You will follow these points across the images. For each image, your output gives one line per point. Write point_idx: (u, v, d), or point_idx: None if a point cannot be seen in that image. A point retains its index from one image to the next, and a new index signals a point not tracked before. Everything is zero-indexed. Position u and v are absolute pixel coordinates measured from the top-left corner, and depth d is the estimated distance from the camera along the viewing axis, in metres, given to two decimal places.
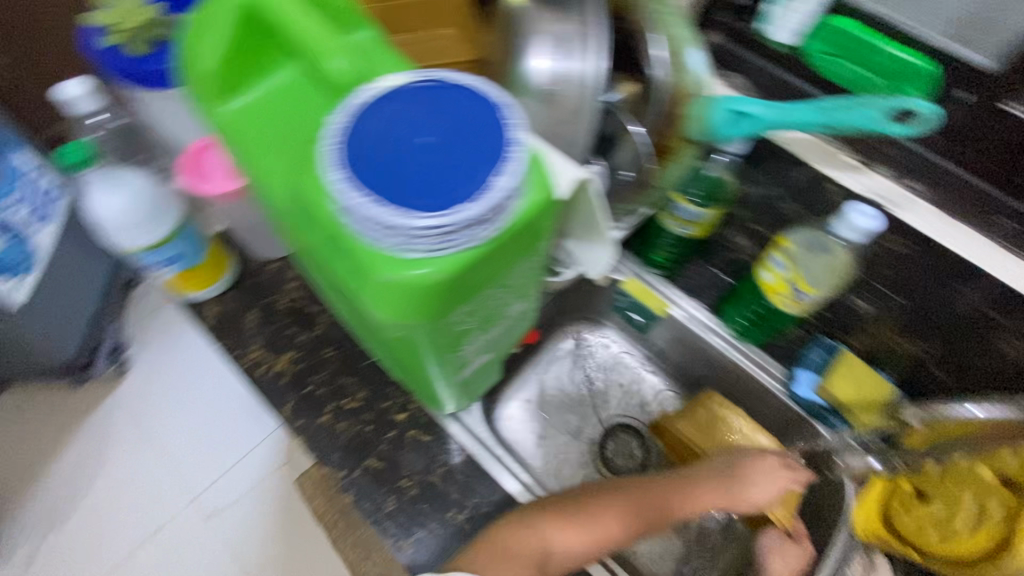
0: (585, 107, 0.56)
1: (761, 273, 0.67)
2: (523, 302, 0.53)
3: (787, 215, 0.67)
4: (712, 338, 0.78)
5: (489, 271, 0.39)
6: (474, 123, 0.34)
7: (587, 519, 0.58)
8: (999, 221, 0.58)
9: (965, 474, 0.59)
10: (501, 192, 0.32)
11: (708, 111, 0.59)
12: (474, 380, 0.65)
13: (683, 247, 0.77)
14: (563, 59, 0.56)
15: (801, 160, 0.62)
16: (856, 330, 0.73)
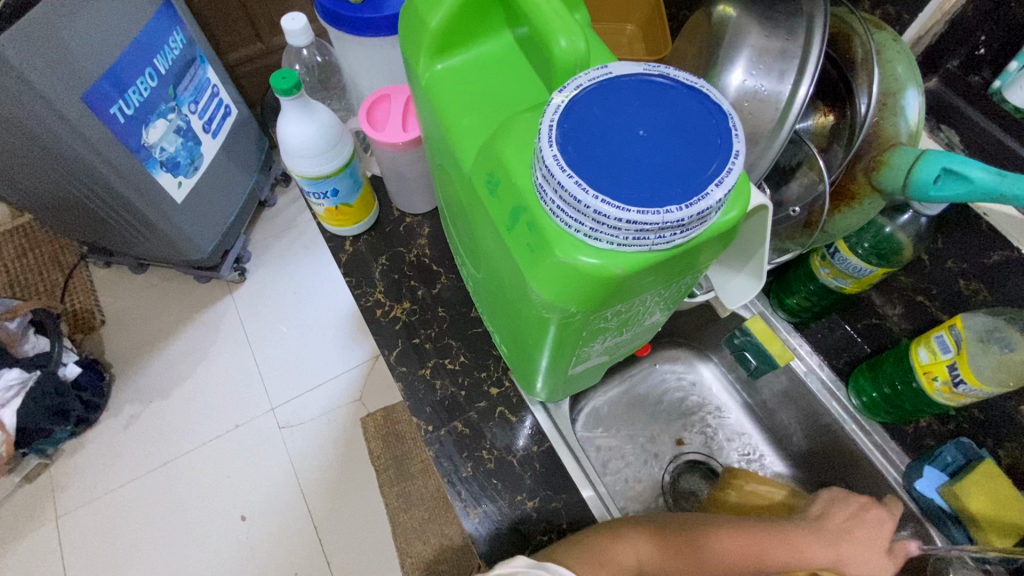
0: (770, 136, 0.53)
1: (918, 353, 0.63)
2: (661, 317, 0.52)
3: (963, 292, 0.61)
4: (832, 403, 0.72)
5: (656, 278, 0.38)
6: (691, 128, 0.33)
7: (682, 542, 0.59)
8: None
9: None
10: (710, 203, 0.31)
11: (910, 162, 0.51)
12: (578, 377, 0.65)
13: (825, 299, 0.72)
14: (762, 78, 0.53)
15: (1002, 238, 0.54)
16: (1011, 441, 0.64)
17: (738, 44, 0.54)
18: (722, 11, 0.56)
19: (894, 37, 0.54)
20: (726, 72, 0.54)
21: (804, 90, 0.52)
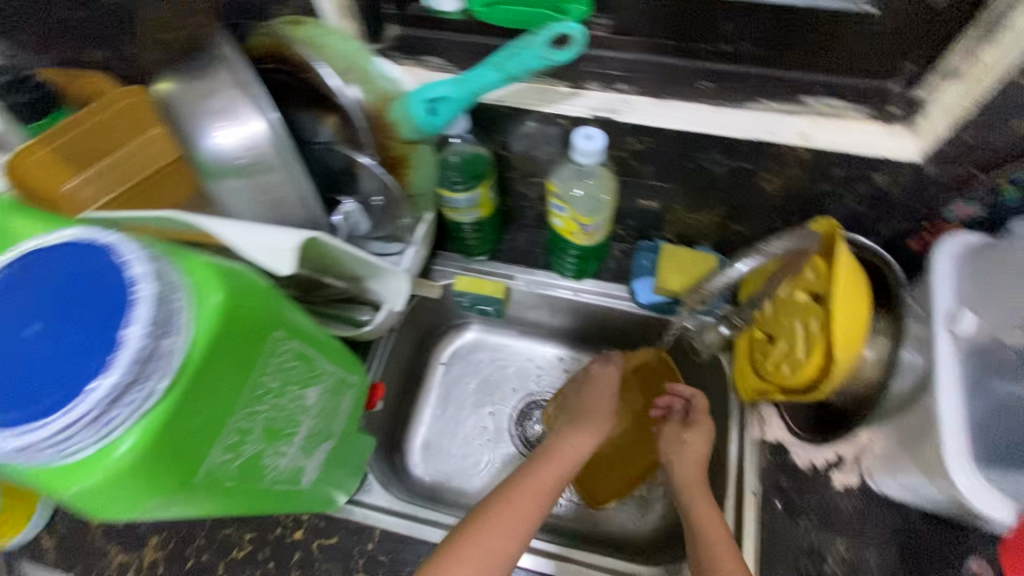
0: (285, 166, 0.53)
1: (554, 221, 0.69)
2: (324, 387, 0.50)
3: (548, 157, 0.69)
4: (557, 290, 0.82)
5: (214, 406, 0.35)
6: (91, 285, 0.31)
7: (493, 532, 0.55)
8: (704, 83, 0.59)
9: (790, 305, 0.63)
10: (140, 342, 0.29)
11: (404, 112, 0.55)
12: (341, 466, 0.61)
13: (486, 227, 0.77)
14: (229, 125, 0.50)
15: (525, 110, 0.62)
16: (664, 224, 0.76)
17: (185, 113, 0.50)
18: (158, 91, 0.51)
19: (316, 23, 0.57)
20: (199, 142, 0.51)
21: (273, 113, 0.51)
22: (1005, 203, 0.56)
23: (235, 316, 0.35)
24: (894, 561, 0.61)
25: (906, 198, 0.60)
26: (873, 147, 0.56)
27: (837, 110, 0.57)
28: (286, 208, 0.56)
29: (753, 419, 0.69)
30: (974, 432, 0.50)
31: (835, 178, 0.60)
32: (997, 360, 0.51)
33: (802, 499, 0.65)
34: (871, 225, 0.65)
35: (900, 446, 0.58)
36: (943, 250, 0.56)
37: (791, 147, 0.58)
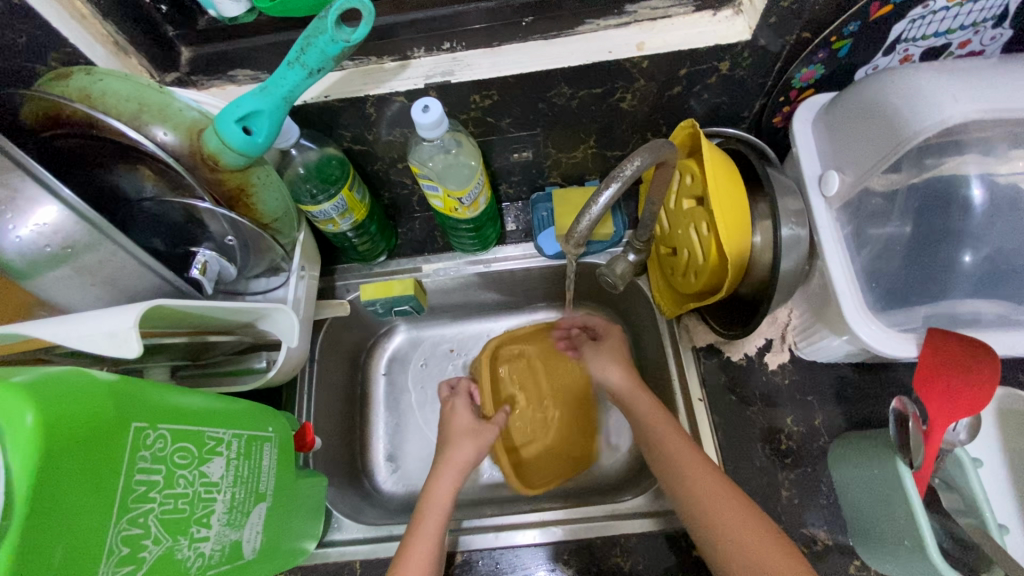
0: (107, 238, 0.47)
1: (433, 203, 0.65)
2: (231, 453, 0.46)
3: (403, 139, 0.65)
4: (468, 268, 0.79)
5: (75, 530, 0.32)
6: None
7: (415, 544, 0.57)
8: (529, 20, 0.56)
9: (680, 214, 0.63)
10: None
11: (219, 141, 0.50)
12: (294, 518, 0.58)
13: (371, 229, 0.73)
14: (21, 216, 0.44)
15: (353, 99, 0.57)
16: (546, 170, 0.74)
17: None
18: None
19: (87, 69, 0.49)
20: None
21: (68, 188, 0.45)
22: (841, 57, 0.57)
23: (58, 430, 0.31)
24: (838, 417, 0.64)
25: (754, 78, 0.60)
26: (706, 38, 0.55)
27: (664, 11, 0.56)
28: (131, 280, 0.50)
29: (681, 332, 0.71)
30: (868, 281, 0.52)
31: (683, 78, 0.59)
32: (864, 211, 0.52)
33: (745, 390, 0.67)
34: (733, 112, 0.66)
35: (812, 313, 0.60)
36: (801, 120, 0.58)
37: (631, 59, 0.56)
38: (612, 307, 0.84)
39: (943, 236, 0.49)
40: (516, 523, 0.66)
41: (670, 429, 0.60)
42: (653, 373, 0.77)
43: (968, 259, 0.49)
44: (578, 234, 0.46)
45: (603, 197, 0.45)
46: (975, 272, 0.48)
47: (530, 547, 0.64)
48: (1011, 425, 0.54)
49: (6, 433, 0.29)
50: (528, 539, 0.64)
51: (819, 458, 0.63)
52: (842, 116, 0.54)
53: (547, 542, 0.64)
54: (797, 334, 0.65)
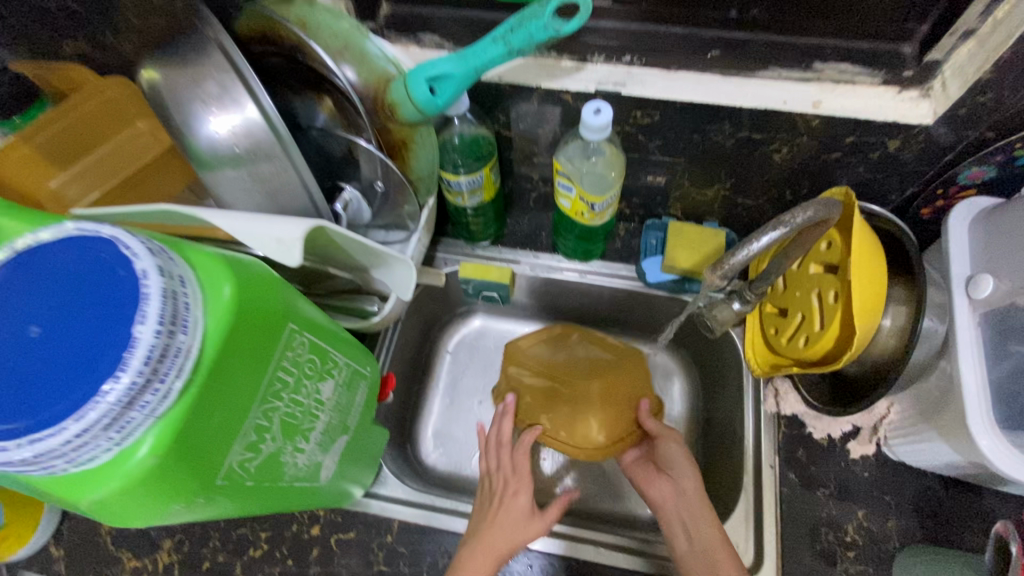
0: (284, 151, 0.50)
1: (561, 202, 0.67)
2: (339, 379, 0.48)
3: (551, 135, 0.67)
4: (563, 272, 0.80)
5: (230, 404, 0.33)
6: (89, 277, 0.28)
7: (479, 550, 0.59)
8: (715, 52, 0.57)
9: (802, 277, 0.62)
10: (151, 340, 0.27)
11: (404, 92, 0.53)
12: (356, 460, 0.60)
13: (488, 212, 0.75)
14: (222, 112, 0.48)
15: (524, 87, 0.59)
16: (670, 201, 0.75)
17: (176, 103, 0.49)
18: (148, 79, 0.49)
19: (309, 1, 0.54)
20: (193, 132, 0.49)
21: (266, 97, 0.49)
22: (1017, 165, 0.56)
23: (244, 308, 0.33)
24: (914, 526, 0.61)
25: (919, 163, 0.59)
26: (885, 113, 0.54)
27: (850, 76, 0.55)
28: (289, 197, 0.53)
29: (768, 393, 0.69)
30: (1001, 396, 0.50)
31: (846, 145, 0.59)
32: (1017, 326, 0.50)
33: (818, 471, 0.65)
34: (882, 192, 0.64)
35: (920, 413, 0.58)
36: (956, 218, 0.57)
37: (804, 114, 0.56)
38: (691, 351, 0.83)
39: None
40: (520, 521, 0.66)
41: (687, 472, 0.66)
42: (721, 427, 0.75)
43: None
44: (726, 268, 0.46)
45: (764, 237, 0.45)
46: None
47: (529, 552, 0.63)
48: None
49: (207, 297, 0.32)
50: (528, 542, 0.64)
51: (886, 562, 0.60)
52: (1008, 223, 0.52)
53: (545, 551, 0.63)
54: (891, 430, 0.63)
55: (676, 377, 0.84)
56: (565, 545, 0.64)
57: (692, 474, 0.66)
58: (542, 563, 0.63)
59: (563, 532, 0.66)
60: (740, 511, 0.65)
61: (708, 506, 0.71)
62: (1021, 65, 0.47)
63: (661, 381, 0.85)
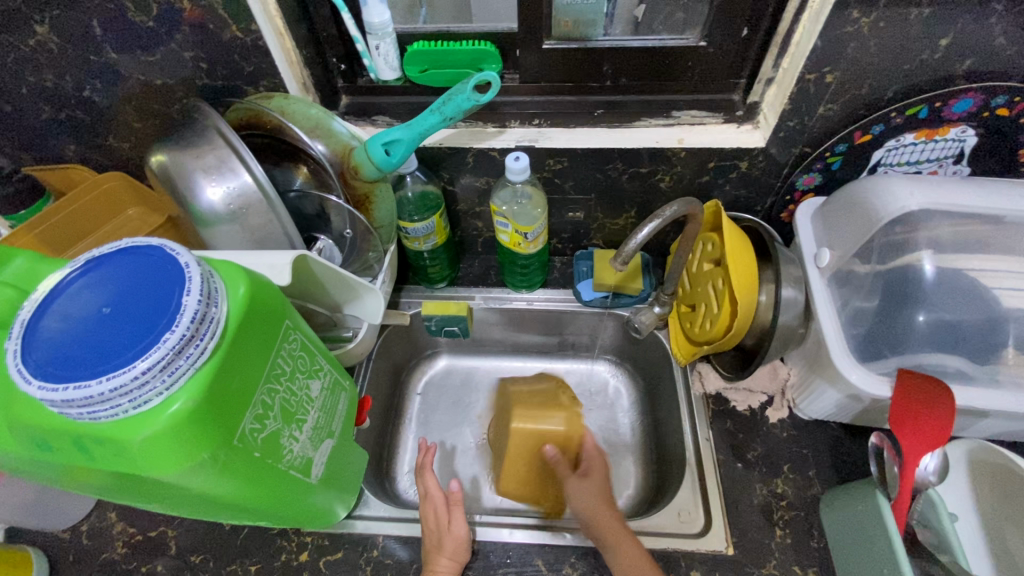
0: (270, 206, 0.63)
1: (501, 237, 0.81)
2: (324, 382, 0.57)
3: (486, 186, 0.82)
4: (512, 302, 0.93)
5: (245, 374, 0.43)
6: (148, 274, 0.38)
7: (435, 552, 0.65)
8: (600, 111, 0.76)
9: (701, 274, 0.77)
10: (194, 307, 0.37)
11: (365, 155, 0.67)
12: (342, 476, 0.66)
13: (442, 256, 0.88)
14: (221, 181, 0.61)
15: (460, 148, 0.75)
16: (592, 232, 0.90)
17: (182, 176, 0.61)
18: (159, 163, 0.62)
19: (285, 96, 0.69)
20: (196, 198, 0.61)
21: (256, 166, 0.62)
22: (834, 170, 0.75)
23: (256, 299, 0.44)
24: (830, 470, 0.72)
25: (767, 177, 0.77)
26: (730, 141, 0.72)
27: (702, 119, 0.74)
28: (274, 244, 0.65)
29: (695, 377, 0.81)
30: (855, 337, 0.64)
31: (711, 170, 0.76)
32: (854, 282, 0.66)
33: (745, 437, 0.75)
34: (750, 204, 0.82)
35: (809, 368, 0.71)
36: (802, 214, 0.74)
37: (673, 148, 0.73)
38: (632, 361, 0.95)
39: (903, 300, 0.63)
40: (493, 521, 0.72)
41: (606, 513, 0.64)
42: (665, 419, 0.85)
43: (922, 318, 0.62)
44: (623, 253, 0.60)
45: (645, 229, 0.60)
46: (929, 328, 0.62)
47: (507, 545, 0.69)
48: (988, 475, 0.63)
49: (229, 288, 0.42)
50: (505, 535, 0.69)
51: (812, 505, 0.70)
52: (833, 210, 0.69)
53: (523, 542, 0.69)
54: (796, 391, 0.75)
55: (624, 386, 0.95)
56: (539, 534, 0.70)
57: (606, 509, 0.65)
58: (519, 553, 0.69)
59: (532, 524, 0.72)
60: (687, 484, 0.74)
61: (664, 489, 0.79)
62: (806, 97, 0.66)
63: (611, 392, 0.95)
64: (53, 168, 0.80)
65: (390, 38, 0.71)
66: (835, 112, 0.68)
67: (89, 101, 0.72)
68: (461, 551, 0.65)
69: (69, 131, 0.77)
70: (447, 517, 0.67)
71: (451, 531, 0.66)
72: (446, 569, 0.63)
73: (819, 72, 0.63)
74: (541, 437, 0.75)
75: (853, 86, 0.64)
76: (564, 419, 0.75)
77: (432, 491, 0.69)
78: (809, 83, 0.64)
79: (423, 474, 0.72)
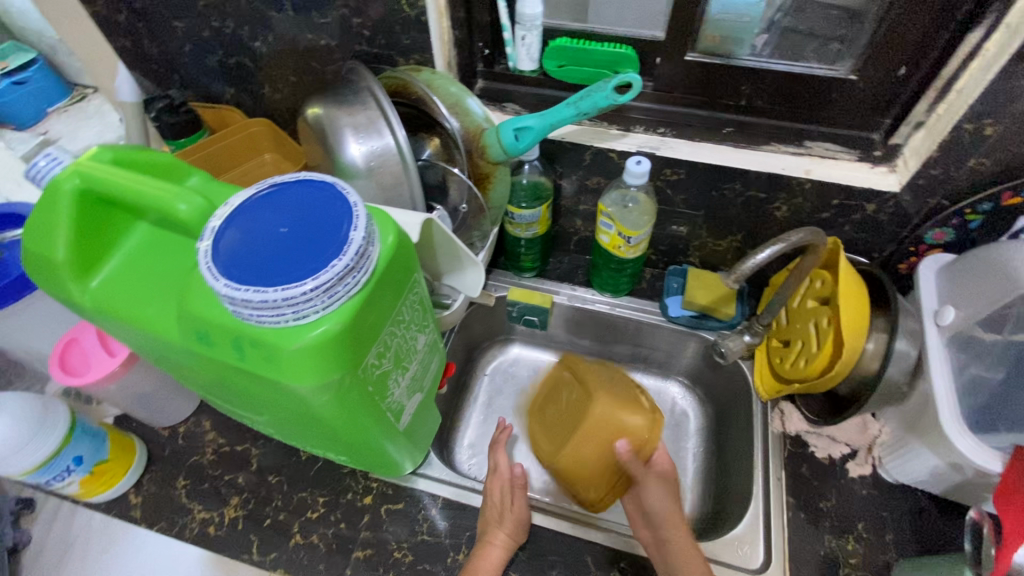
0: (404, 169, 0.67)
1: (602, 238, 0.83)
2: (427, 339, 0.60)
3: (597, 186, 0.83)
4: (595, 304, 0.93)
5: (379, 312, 0.46)
6: (322, 206, 0.43)
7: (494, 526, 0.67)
8: (728, 130, 0.75)
9: (803, 311, 0.75)
10: (359, 242, 0.40)
11: (496, 137, 0.70)
12: (418, 433, 0.69)
13: (538, 246, 0.90)
14: (367, 139, 0.66)
15: (581, 145, 0.77)
16: (690, 250, 0.89)
17: (333, 129, 0.67)
18: (315, 115, 0.68)
19: (433, 71, 0.73)
20: (342, 151, 0.67)
21: (400, 131, 0.67)
22: (971, 228, 0.71)
23: (400, 247, 0.47)
24: (910, 539, 0.68)
25: (892, 225, 0.74)
26: (861, 181, 0.70)
27: (834, 153, 0.72)
28: (398, 205, 0.70)
29: (775, 414, 0.78)
30: (967, 405, 0.61)
31: (834, 207, 0.74)
32: (976, 349, 0.62)
33: (821, 485, 0.72)
34: (866, 249, 0.79)
35: (907, 428, 0.68)
36: (925, 267, 0.71)
37: (799, 179, 0.72)
38: (706, 386, 0.93)
39: None
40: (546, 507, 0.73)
41: (678, 524, 0.65)
42: (733, 450, 0.83)
43: None
44: (738, 271, 0.59)
45: (766, 251, 0.59)
46: None
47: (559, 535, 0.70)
48: None
49: (381, 233, 0.46)
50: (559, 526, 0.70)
51: (885, 570, 0.66)
52: (964, 269, 0.66)
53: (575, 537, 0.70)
54: (885, 450, 0.72)
55: (692, 410, 0.94)
56: (592, 532, 0.70)
57: (676, 517, 0.66)
58: (570, 546, 0.69)
59: (585, 519, 0.72)
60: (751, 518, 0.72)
61: (723, 519, 0.77)
62: (959, 147, 0.63)
63: (678, 412, 0.94)
64: (215, 108, 0.90)
65: (537, 30, 0.74)
66: (986, 167, 0.64)
67: (257, 51, 0.80)
68: (516, 532, 0.67)
69: (233, 75, 0.86)
70: (511, 495, 0.70)
71: (512, 508, 0.69)
72: (502, 544, 0.65)
73: (980, 122, 0.60)
74: (619, 431, 0.72)
75: (1015, 142, 0.61)
76: (645, 420, 0.73)
77: (502, 468, 0.73)
78: (966, 132, 0.61)
79: (497, 449, 0.76)
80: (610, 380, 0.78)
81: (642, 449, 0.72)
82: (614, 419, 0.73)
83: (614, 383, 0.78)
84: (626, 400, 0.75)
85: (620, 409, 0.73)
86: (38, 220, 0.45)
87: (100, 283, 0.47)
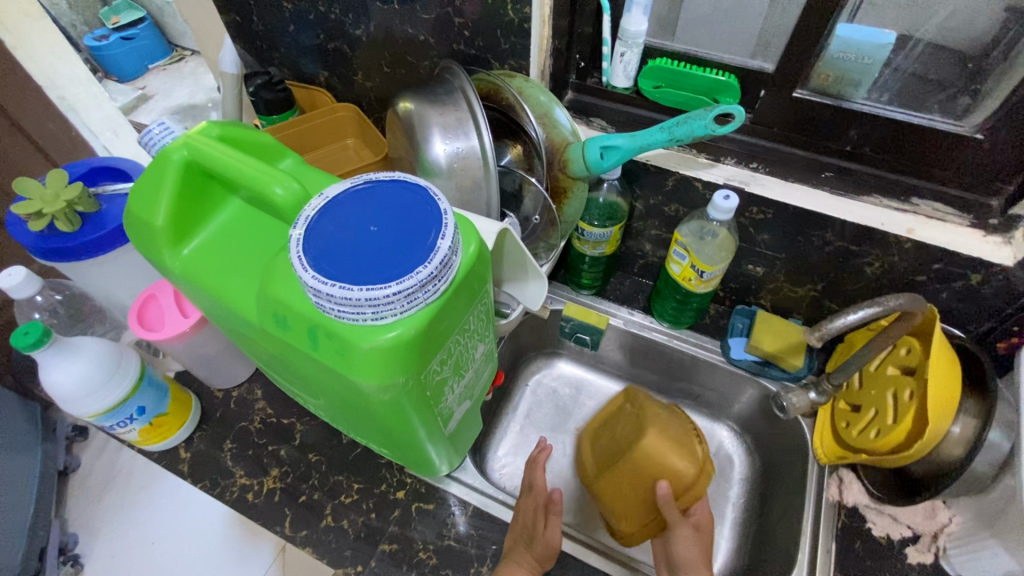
0: (485, 174, 0.67)
1: (672, 267, 0.80)
2: (486, 347, 0.60)
3: (674, 213, 0.80)
4: (651, 332, 0.90)
5: (451, 319, 0.46)
6: (413, 209, 0.42)
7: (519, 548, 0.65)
8: (828, 174, 0.71)
9: (880, 376, 0.70)
10: (445, 252, 0.40)
11: (580, 153, 0.69)
12: (460, 438, 0.68)
13: (602, 266, 0.88)
14: (454, 140, 0.66)
15: (665, 170, 0.74)
16: (763, 291, 0.85)
17: (422, 125, 0.67)
18: (405, 109, 0.69)
19: (526, 78, 0.72)
20: (427, 148, 0.67)
21: (487, 136, 0.67)
22: None
23: (480, 257, 0.47)
24: None
25: (997, 300, 0.67)
26: (970, 249, 0.64)
27: (943, 215, 0.67)
28: (473, 209, 0.69)
29: (832, 480, 0.73)
30: None
31: (933, 271, 0.68)
32: None
33: (874, 566, 0.67)
34: (961, 321, 0.73)
35: (983, 523, 0.62)
36: None
37: (898, 237, 0.67)
38: (756, 435, 0.89)
39: None
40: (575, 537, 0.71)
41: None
42: (778, 510, 0.79)
43: None
44: (823, 329, 0.55)
45: (859, 311, 0.55)
46: None
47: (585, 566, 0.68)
48: None
49: (464, 241, 0.46)
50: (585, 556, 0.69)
51: None
52: None
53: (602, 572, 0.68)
54: (952, 543, 0.65)
55: (738, 457, 0.90)
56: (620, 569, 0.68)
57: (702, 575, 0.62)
58: None
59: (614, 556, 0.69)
60: None
61: None
62: None
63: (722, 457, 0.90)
64: (307, 89, 0.93)
65: (638, 48, 0.72)
66: None
67: (356, 39, 0.82)
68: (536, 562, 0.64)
69: (329, 59, 0.88)
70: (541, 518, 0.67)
71: (544, 534, 0.65)
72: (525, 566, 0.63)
73: None
74: (663, 471, 0.70)
75: None
76: (693, 467, 0.70)
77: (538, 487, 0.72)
78: None
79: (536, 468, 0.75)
80: (670, 420, 0.76)
81: (684, 494, 0.70)
82: (659, 457, 0.71)
83: (671, 422, 0.76)
84: (679, 442, 0.73)
85: (669, 448, 0.71)
86: (146, 186, 0.47)
87: (191, 252, 0.49)
